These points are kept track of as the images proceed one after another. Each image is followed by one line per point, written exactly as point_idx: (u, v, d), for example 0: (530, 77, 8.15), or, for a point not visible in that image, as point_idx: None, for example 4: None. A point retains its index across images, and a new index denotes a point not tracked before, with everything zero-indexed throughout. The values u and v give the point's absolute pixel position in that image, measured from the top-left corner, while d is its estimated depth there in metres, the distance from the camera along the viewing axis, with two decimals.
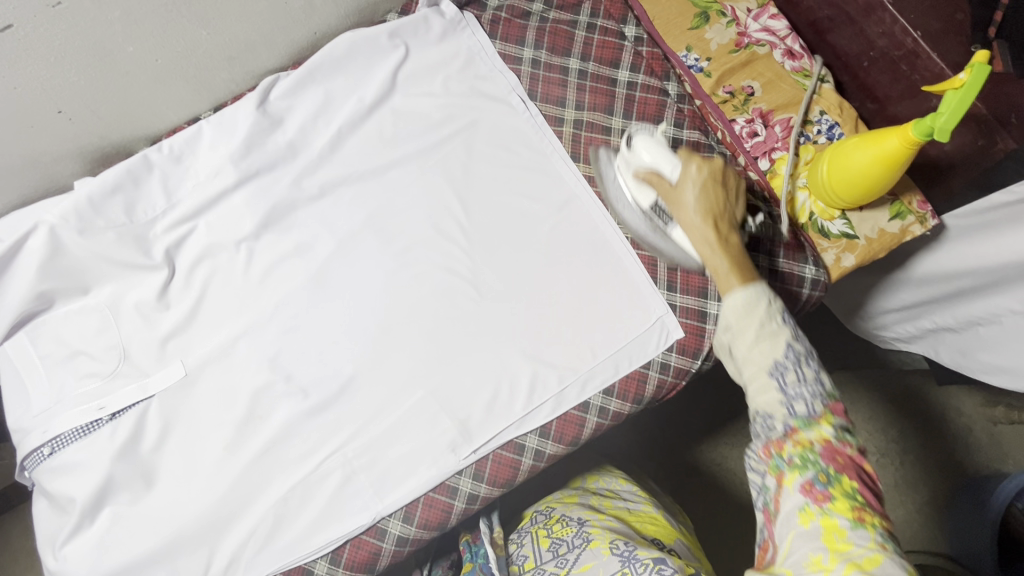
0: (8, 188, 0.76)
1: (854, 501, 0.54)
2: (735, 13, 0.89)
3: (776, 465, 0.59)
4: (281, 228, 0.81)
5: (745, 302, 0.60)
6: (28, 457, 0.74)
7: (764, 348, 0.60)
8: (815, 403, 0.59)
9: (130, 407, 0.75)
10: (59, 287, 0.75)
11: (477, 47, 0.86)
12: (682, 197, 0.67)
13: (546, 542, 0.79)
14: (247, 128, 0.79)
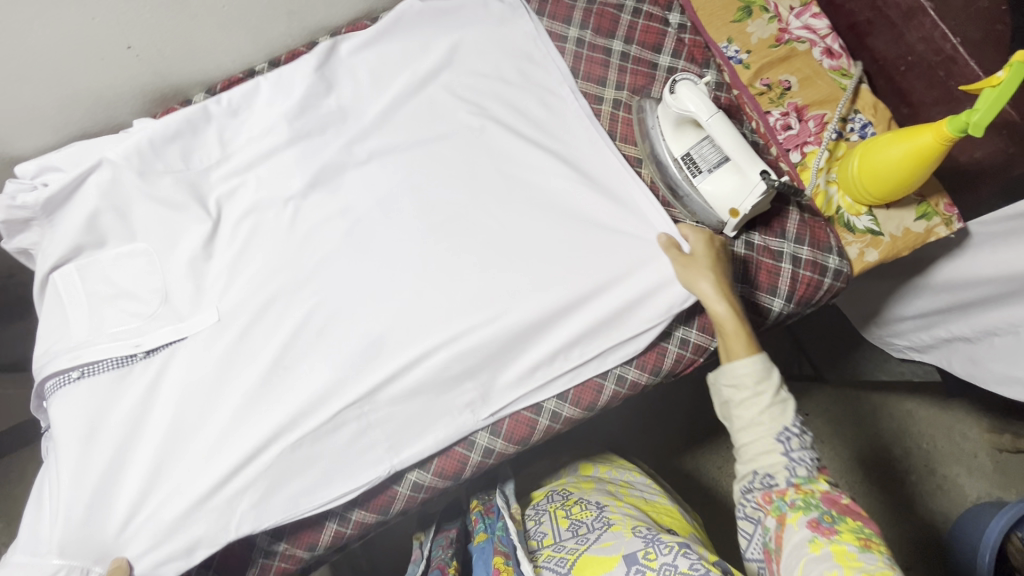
0: (71, 118, 0.80)
1: (858, 533, 0.59)
2: (778, 10, 0.91)
3: (776, 507, 0.64)
4: (328, 189, 0.82)
5: (761, 366, 0.67)
6: (56, 379, 0.76)
7: (774, 413, 0.67)
8: (811, 463, 0.66)
9: (164, 346, 0.76)
10: (112, 224, 0.78)
11: (529, 31, 0.88)
12: (699, 262, 0.74)
13: (565, 521, 0.81)
14: (303, 89, 0.82)
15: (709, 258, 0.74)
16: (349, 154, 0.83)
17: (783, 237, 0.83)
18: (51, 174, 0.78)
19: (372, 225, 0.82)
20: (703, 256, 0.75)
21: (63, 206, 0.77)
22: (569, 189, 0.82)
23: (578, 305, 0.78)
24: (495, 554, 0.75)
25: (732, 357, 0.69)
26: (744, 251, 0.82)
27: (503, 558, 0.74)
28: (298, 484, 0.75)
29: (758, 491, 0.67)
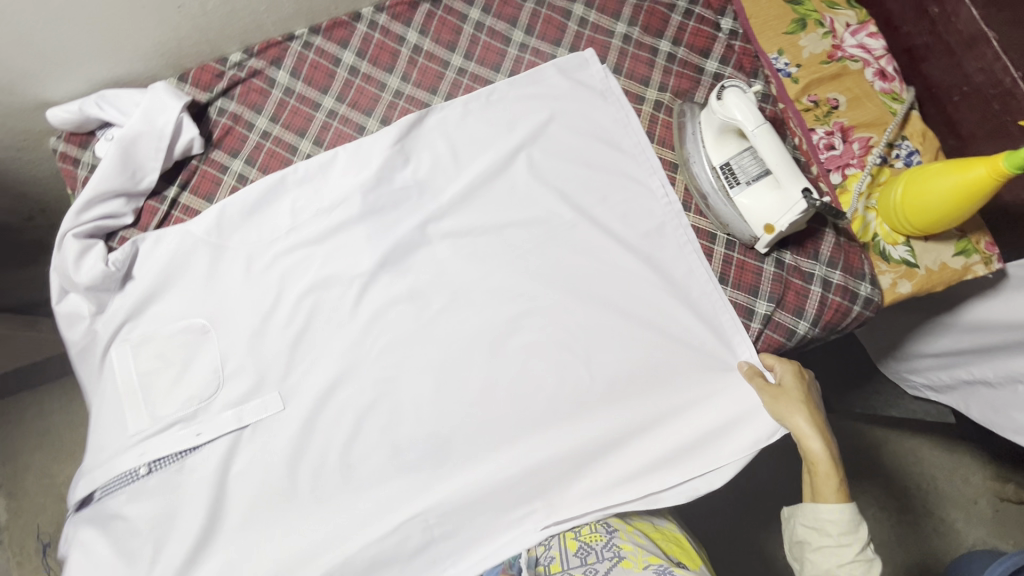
0: (104, 64, 0.78)
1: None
2: (833, 25, 0.88)
3: None
4: (398, 270, 0.80)
5: (849, 520, 0.65)
6: (119, 478, 0.73)
7: (859, 569, 0.64)
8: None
9: (223, 434, 0.74)
10: (184, 299, 0.77)
11: (621, 120, 0.84)
12: (794, 397, 0.72)
13: (573, 544, 0.73)
14: (380, 161, 0.81)
15: (803, 395, 0.73)
16: (388, 156, 0.81)
17: (816, 258, 0.80)
18: (110, 206, 0.78)
19: (411, 247, 0.80)
20: (795, 390, 0.73)
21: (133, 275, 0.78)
22: (644, 290, 0.79)
23: (656, 424, 0.76)
24: None
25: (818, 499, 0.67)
26: (774, 269, 0.80)
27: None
28: (297, 461, 0.74)
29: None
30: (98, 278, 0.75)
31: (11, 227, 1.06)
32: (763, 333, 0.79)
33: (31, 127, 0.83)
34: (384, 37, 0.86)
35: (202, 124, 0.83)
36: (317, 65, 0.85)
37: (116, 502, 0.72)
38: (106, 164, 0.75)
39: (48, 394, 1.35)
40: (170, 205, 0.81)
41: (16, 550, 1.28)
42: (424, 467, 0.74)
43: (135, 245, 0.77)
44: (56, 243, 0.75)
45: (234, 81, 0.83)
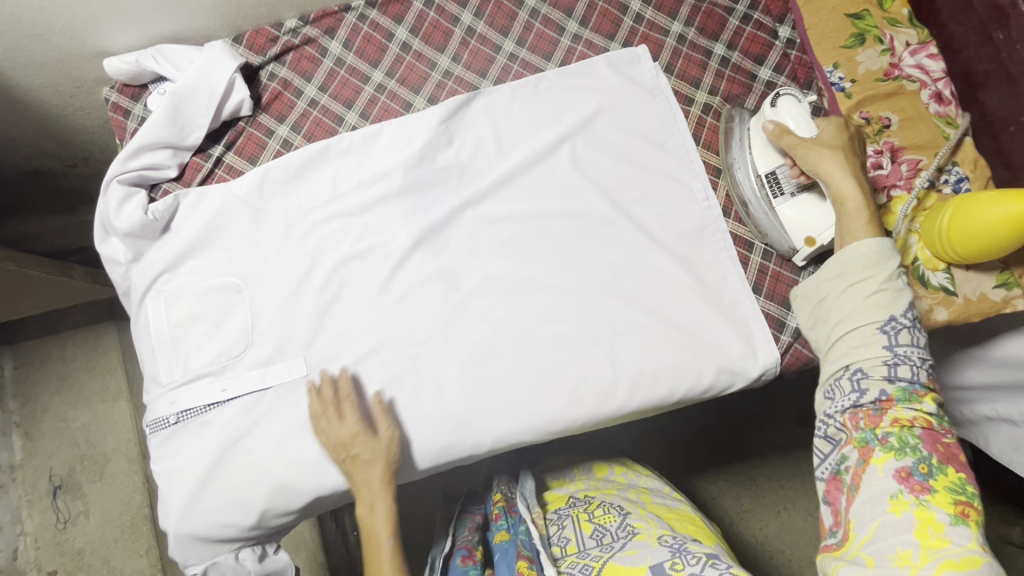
0: (165, 18, 0.79)
1: (954, 497, 0.57)
2: (893, 43, 0.86)
3: (863, 438, 0.64)
4: (432, 248, 0.80)
5: (874, 254, 0.67)
6: (155, 422, 0.75)
7: (884, 302, 0.66)
8: (919, 377, 0.65)
9: (249, 392, 0.75)
10: (219, 254, 0.78)
11: (668, 119, 0.84)
12: (830, 145, 0.71)
13: (588, 526, 0.83)
14: (424, 140, 0.81)
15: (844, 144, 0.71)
16: (434, 134, 0.82)
17: None
18: (155, 157, 0.78)
19: (446, 225, 0.80)
20: (831, 140, 0.71)
21: (171, 229, 0.78)
22: (675, 291, 0.79)
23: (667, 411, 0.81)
24: (520, 561, 0.78)
25: (846, 242, 0.69)
26: None
27: (527, 564, 0.78)
28: None
29: (845, 412, 0.66)
30: (142, 227, 0.76)
31: (54, 172, 1.08)
32: (792, 347, 0.78)
33: (86, 75, 0.84)
34: (439, 16, 0.86)
35: (252, 85, 0.83)
36: (371, 38, 0.85)
37: (153, 442, 0.76)
38: (156, 115, 0.76)
39: (71, 340, 1.38)
40: (215, 162, 0.82)
41: (29, 489, 1.31)
42: (441, 445, 0.75)
43: (177, 200, 0.78)
44: (101, 187, 0.77)
45: (288, 47, 0.84)
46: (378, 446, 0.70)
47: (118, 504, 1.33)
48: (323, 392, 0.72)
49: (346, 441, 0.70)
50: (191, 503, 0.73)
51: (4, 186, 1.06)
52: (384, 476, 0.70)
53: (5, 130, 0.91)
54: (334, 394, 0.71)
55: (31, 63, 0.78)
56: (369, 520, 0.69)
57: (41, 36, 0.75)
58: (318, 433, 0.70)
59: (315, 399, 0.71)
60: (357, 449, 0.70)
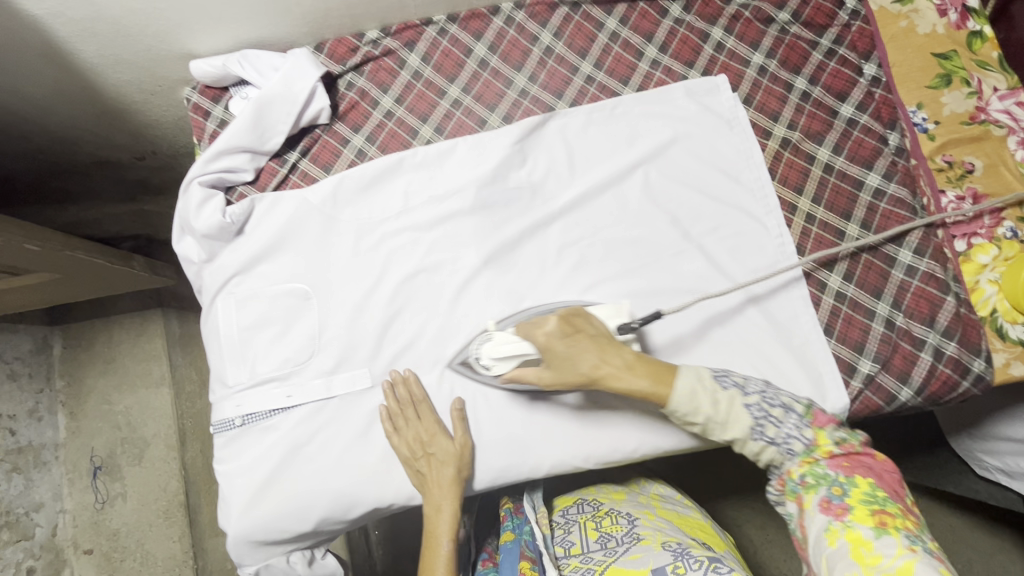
0: (253, 24, 0.80)
1: (872, 507, 0.60)
2: (981, 86, 0.84)
3: (791, 489, 0.66)
4: (501, 267, 0.80)
5: (690, 389, 0.66)
6: (220, 423, 0.76)
7: (735, 424, 0.67)
8: (804, 434, 0.66)
9: (313, 400, 0.76)
10: (291, 259, 0.79)
11: (744, 150, 0.83)
12: (570, 364, 0.69)
13: (595, 533, 0.81)
14: (499, 158, 0.81)
15: (565, 346, 0.69)
16: (508, 154, 0.81)
17: (931, 325, 0.77)
18: (234, 160, 0.79)
19: (515, 246, 0.80)
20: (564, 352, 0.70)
21: (245, 232, 0.79)
22: (744, 327, 0.78)
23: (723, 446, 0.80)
24: (522, 560, 0.77)
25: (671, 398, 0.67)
26: (883, 329, 0.77)
27: (530, 565, 0.76)
28: (375, 439, 0.75)
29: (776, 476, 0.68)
30: (219, 229, 0.77)
31: (122, 163, 1.10)
32: (862, 394, 0.76)
33: (170, 74, 0.85)
34: (518, 34, 0.86)
35: (331, 93, 0.84)
36: (449, 52, 0.85)
37: (217, 443, 0.77)
38: (240, 121, 0.77)
39: (119, 324, 1.40)
40: (290, 168, 0.83)
41: (70, 468, 1.32)
42: (499, 466, 0.76)
43: (253, 204, 0.79)
44: (182, 187, 0.78)
45: (367, 58, 0.84)
46: (454, 449, 0.72)
47: (155, 489, 1.35)
48: (398, 394, 0.75)
49: (422, 441, 0.73)
50: (252, 506, 0.74)
51: (75, 173, 1.08)
52: (456, 479, 0.72)
53: (85, 121, 0.92)
54: (409, 397, 0.74)
55: (121, 60, 0.80)
56: (434, 519, 0.72)
57: (135, 36, 0.76)
58: (392, 436, 0.73)
59: (388, 409, 0.74)
60: (432, 450, 0.72)
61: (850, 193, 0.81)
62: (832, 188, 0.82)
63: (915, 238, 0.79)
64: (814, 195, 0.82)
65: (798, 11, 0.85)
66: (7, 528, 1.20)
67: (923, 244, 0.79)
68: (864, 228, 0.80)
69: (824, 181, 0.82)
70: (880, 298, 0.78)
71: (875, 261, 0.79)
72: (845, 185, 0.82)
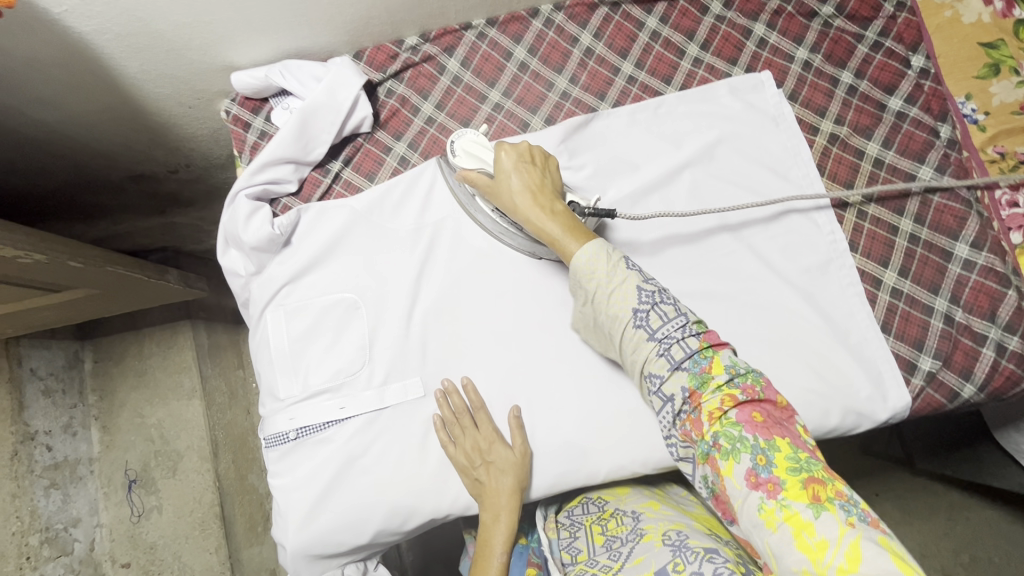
0: (294, 35, 0.79)
1: (801, 476, 0.52)
2: None
3: (705, 452, 0.56)
4: (551, 270, 0.79)
5: (589, 253, 0.63)
6: (274, 437, 0.76)
7: (620, 299, 0.62)
8: (687, 343, 0.59)
9: (365, 412, 0.75)
10: (337, 270, 0.79)
11: (791, 148, 0.82)
12: (507, 181, 0.69)
13: (600, 538, 0.74)
14: None
15: (514, 164, 0.69)
16: (554, 156, 0.81)
17: (992, 320, 0.76)
18: (278, 171, 0.79)
19: None
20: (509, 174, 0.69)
21: (290, 245, 0.79)
22: (798, 326, 0.77)
23: None
24: (528, 565, 0.80)
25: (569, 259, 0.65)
26: (942, 325, 0.76)
27: (535, 570, 0.79)
28: (430, 449, 0.75)
29: (676, 427, 0.59)
30: (268, 242, 0.76)
31: (155, 177, 1.09)
32: (924, 391, 0.75)
33: (209, 87, 0.85)
34: (558, 36, 0.85)
35: (373, 101, 0.84)
36: (489, 56, 0.84)
37: (270, 458, 0.76)
38: (284, 132, 0.76)
39: (149, 337, 1.40)
40: (333, 178, 0.82)
41: (105, 482, 1.31)
42: (556, 474, 0.75)
43: (298, 215, 0.79)
44: (228, 200, 0.77)
45: (407, 64, 0.84)
46: (513, 459, 0.72)
47: (191, 500, 1.33)
48: (451, 403, 0.74)
49: (480, 449, 0.72)
50: (309, 520, 0.73)
51: (110, 187, 1.08)
52: (514, 489, 0.71)
53: (122, 135, 0.92)
54: (464, 405, 0.74)
55: (164, 74, 0.80)
56: (491, 527, 0.71)
57: (179, 50, 0.76)
58: (449, 445, 0.72)
59: (442, 418, 0.74)
60: (490, 458, 0.72)
61: (901, 187, 0.80)
62: (882, 182, 0.81)
63: (971, 232, 0.78)
64: (864, 190, 0.81)
65: (842, 4, 0.84)
66: (47, 544, 1.16)
67: (980, 238, 0.78)
68: (917, 223, 0.79)
69: (874, 176, 0.81)
70: (938, 294, 0.77)
71: (930, 256, 0.78)
72: (896, 179, 0.81)
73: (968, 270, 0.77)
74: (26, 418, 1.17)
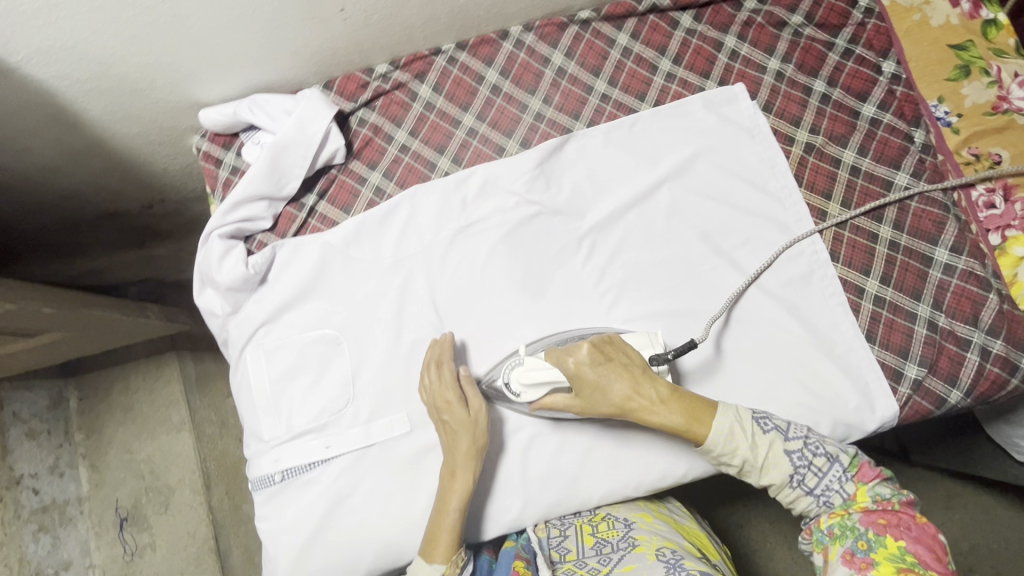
0: (260, 69, 0.78)
1: (899, 566, 0.60)
2: (1000, 75, 0.79)
3: (819, 539, 0.66)
4: (533, 294, 0.79)
5: (726, 429, 0.67)
6: (260, 480, 0.74)
7: (773, 468, 0.67)
8: (844, 487, 0.66)
9: (351, 450, 0.75)
10: (315, 306, 0.77)
11: (768, 159, 0.81)
12: (601, 390, 0.68)
13: (591, 539, 0.72)
14: (521, 184, 0.80)
15: (598, 373, 0.68)
16: (530, 178, 0.80)
17: (974, 325, 0.76)
18: (252, 209, 0.78)
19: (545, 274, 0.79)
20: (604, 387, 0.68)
21: (266, 284, 0.77)
22: (782, 339, 0.77)
23: None
24: (515, 561, 0.71)
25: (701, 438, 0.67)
26: (926, 331, 0.76)
27: (523, 564, 0.70)
28: (420, 484, 0.75)
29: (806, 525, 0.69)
30: (244, 281, 0.75)
31: (129, 213, 1.07)
32: (912, 399, 0.75)
33: (178, 124, 0.83)
34: (529, 57, 0.84)
35: (345, 131, 0.83)
36: (461, 81, 0.84)
37: (258, 500, 0.75)
38: (256, 169, 0.75)
39: (133, 371, 1.35)
40: (308, 212, 0.81)
41: (96, 521, 1.28)
42: (548, 502, 0.75)
43: (273, 251, 0.77)
44: (202, 240, 0.76)
45: (378, 93, 0.83)
46: (467, 420, 0.70)
47: (184, 537, 1.29)
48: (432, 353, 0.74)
49: (442, 402, 0.71)
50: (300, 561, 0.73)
51: (84, 226, 1.06)
52: (470, 450, 0.70)
53: (93, 176, 0.90)
54: (440, 357, 0.73)
55: (130, 115, 0.78)
56: (446, 485, 0.69)
57: (143, 91, 0.74)
58: (423, 389, 0.73)
59: (428, 353, 0.74)
60: (450, 412, 0.70)
61: (879, 195, 0.80)
62: (860, 191, 0.81)
63: (951, 236, 0.78)
64: (843, 199, 0.81)
65: (811, 12, 0.84)
66: None
67: (960, 242, 0.78)
68: (896, 229, 0.79)
69: (852, 184, 0.81)
70: (920, 300, 0.77)
71: (911, 262, 0.78)
72: (873, 186, 0.81)
73: (949, 276, 0.77)
74: (11, 463, 1.15)
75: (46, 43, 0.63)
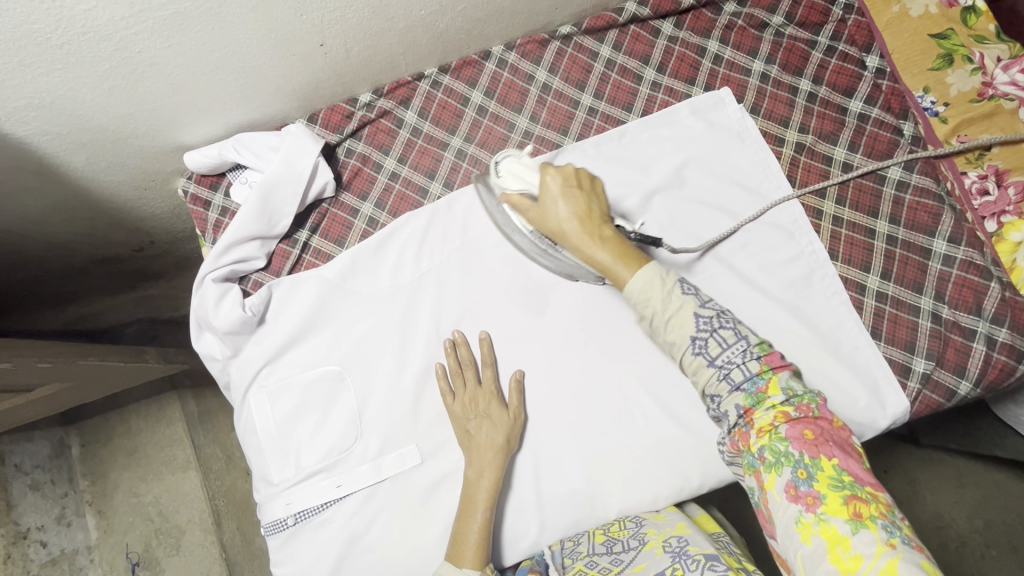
0: (242, 109, 0.77)
1: (843, 493, 0.49)
2: (983, 61, 0.78)
3: (749, 462, 0.54)
4: (534, 313, 0.78)
5: (644, 280, 0.58)
6: (272, 524, 0.74)
7: (678, 326, 0.57)
8: (747, 366, 0.54)
9: (363, 487, 0.74)
10: (316, 342, 0.76)
11: (759, 161, 0.81)
12: (553, 206, 0.64)
13: (601, 538, 0.70)
14: None
15: (562, 188, 0.64)
16: None
17: (979, 314, 0.76)
18: (245, 249, 0.76)
19: (544, 293, 0.79)
20: (560, 208, 0.64)
21: (264, 324, 0.76)
22: (786, 341, 0.76)
23: None
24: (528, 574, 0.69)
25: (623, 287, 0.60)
26: (930, 324, 0.76)
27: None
28: (434, 516, 0.74)
29: (726, 440, 0.56)
30: (242, 324, 0.74)
31: (119, 257, 1.06)
32: (921, 394, 0.75)
33: (162, 169, 0.82)
34: (513, 76, 0.84)
35: (332, 164, 0.81)
36: (446, 104, 0.83)
37: (272, 545, 0.74)
38: (246, 209, 0.74)
39: (135, 412, 1.29)
40: (302, 248, 0.80)
41: (108, 569, 1.20)
42: (566, 523, 0.75)
43: (269, 290, 0.76)
44: (195, 286, 0.74)
45: (364, 122, 0.82)
46: (505, 419, 0.72)
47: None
48: (460, 355, 0.75)
49: (478, 405, 0.73)
50: None
51: (73, 274, 1.05)
52: (502, 447, 0.71)
53: (79, 224, 0.89)
54: (470, 359, 0.75)
55: (114, 163, 0.77)
56: (475, 483, 0.70)
57: (126, 139, 0.73)
58: (445, 395, 0.74)
59: (449, 361, 0.75)
60: (486, 413, 0.72)
61: (873, 190, 0.80)
62: (854, 188, 0.80)
63: (948, 227, 0.78)
64: (836, 197, 0.80)
65: (791, 12, 0.84)
66: None
67: (957, 232, 0.78)
68: (893, 223, 0.79)
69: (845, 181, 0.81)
70: (922, 293, 0.77)
71: (909, 255, 0.78)
72: (866, 183, 0.81)
73: (949, 266, 0.77)
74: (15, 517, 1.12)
75: (23, 101, 0.62)
